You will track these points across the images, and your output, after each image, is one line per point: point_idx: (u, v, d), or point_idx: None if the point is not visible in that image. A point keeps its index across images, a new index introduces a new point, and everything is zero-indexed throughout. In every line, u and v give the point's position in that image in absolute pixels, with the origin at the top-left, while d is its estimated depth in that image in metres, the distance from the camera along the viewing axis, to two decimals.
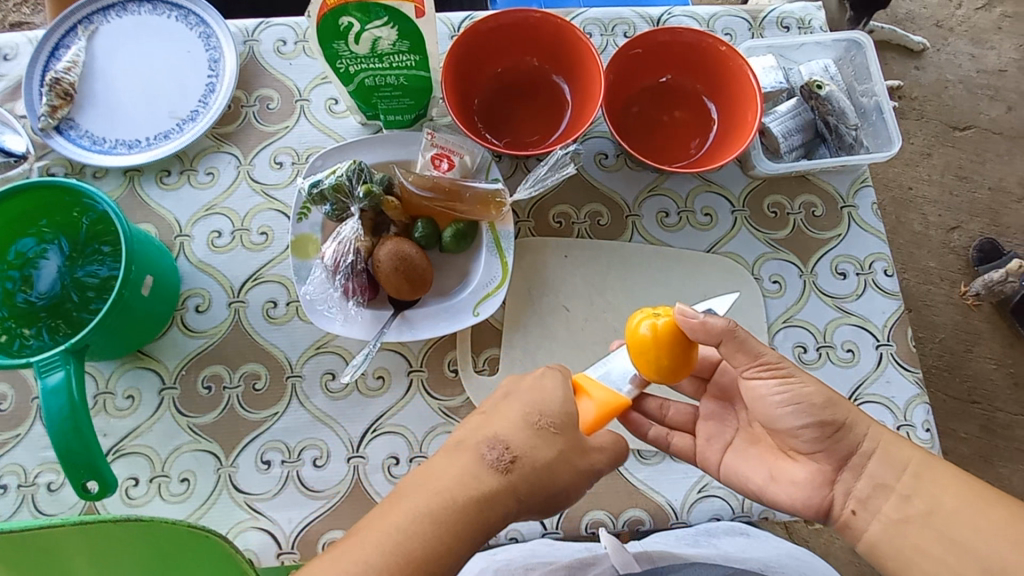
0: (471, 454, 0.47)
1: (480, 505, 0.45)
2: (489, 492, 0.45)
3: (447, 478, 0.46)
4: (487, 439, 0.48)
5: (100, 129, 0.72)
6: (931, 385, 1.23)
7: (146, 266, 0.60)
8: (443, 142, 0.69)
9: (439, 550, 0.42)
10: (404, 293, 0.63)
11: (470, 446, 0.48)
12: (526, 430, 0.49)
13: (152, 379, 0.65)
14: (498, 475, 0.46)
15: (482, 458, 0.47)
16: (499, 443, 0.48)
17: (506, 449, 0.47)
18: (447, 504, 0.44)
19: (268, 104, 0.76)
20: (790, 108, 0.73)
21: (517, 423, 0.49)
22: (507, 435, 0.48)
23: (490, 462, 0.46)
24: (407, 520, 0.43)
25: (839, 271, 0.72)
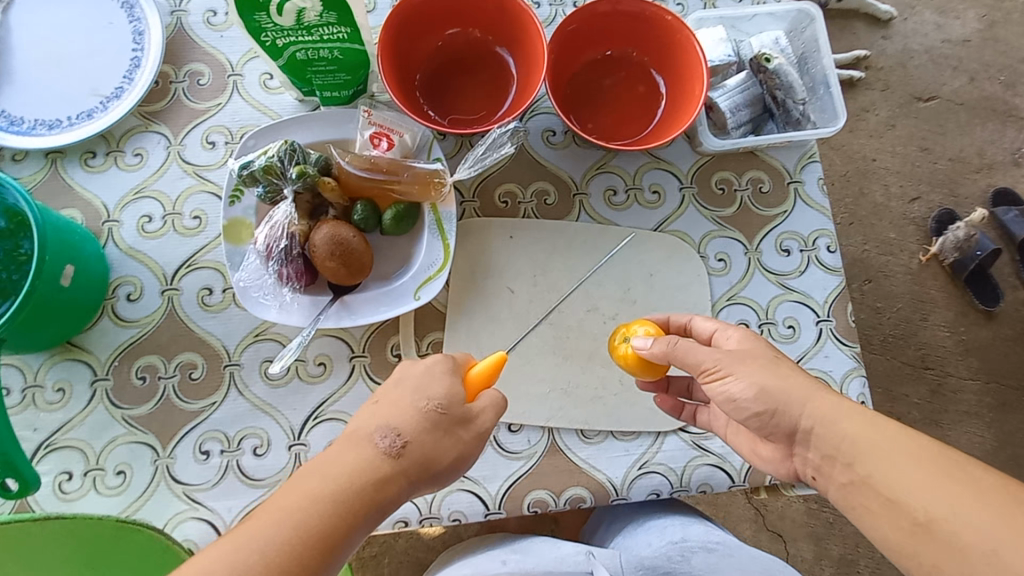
0: (364, 444, 0.48)
1: (369, 490, 0.45)
2: (383, 477, 0.46)
3: (335, 466, 0.46)
4: (378, 428, 0.48)
5: (17, 108, 0.68)
6: (886, 352, 1.27)
7: (65, 254, 0.58)
8: (381, 119, 0.66)
9: (319, 537, 0.43)
10: (342, 278, 0.62)
11: (364, 436, 0.48)
12: (415, 415, 0.49)
13: (83, 371, 0.63)
14: (389, 461, 0.47)
15: (374, 447, 0.47)
16: (391, 431, 0.48)
17: (398, 436, 0.48)
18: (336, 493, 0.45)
19: (199, 80, 0.72)
20: (739, 82, 0.72)
21: (407, 412, 0.49)
22: (398, 422, 0.49)
23: (381, 448, 0.47)
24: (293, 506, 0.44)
25: (783, 248, 0.72)
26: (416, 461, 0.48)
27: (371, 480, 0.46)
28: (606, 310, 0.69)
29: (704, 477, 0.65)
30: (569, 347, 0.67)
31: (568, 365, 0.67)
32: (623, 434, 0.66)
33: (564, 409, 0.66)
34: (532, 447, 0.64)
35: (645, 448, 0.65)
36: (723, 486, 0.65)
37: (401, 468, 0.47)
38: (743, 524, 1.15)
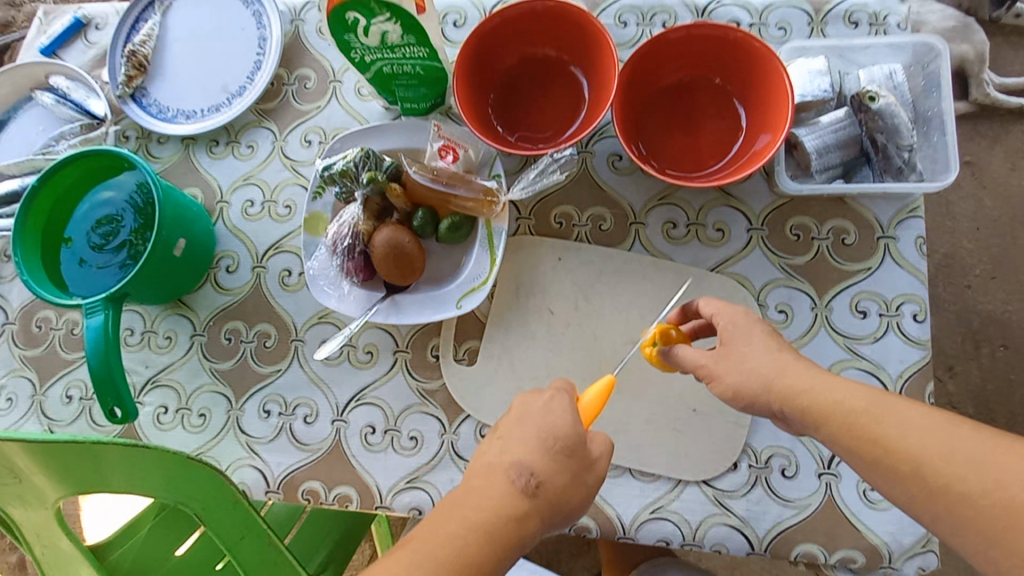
0: (501, 480, 0.52)
1: (511, 526, 0.49)
2: (524, 512, 0.51)
3: (482, 499, 0.51)
4: (513, 466, 0.52)
5: (165, 99, 0.82)
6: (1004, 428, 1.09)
7: (179, 229, 0.69)
8: (449, 134, 0.70)
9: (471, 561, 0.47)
10: (394, 278, 0.67)
11: (501, 471, 0.52)
12: (543, 454, 0.53)
13: (185, 324, 0.76)
14: (525, 498, 0.51)
15: (510, 483, 0.52)
16: (526, 469, 0.52)
17: (531, 475, 0.52)
18: (481, 523, 0.49)
19: (305, 83, 0.81)
20: (833, 120, 0.65)
21: (535, 451, 0.53)
22: (529, 462, 0.52)
23: (518, 485, 0.51)
24: (453, 533, 0.48)
25: (858, 309, 0.65)
26: (546, 500, 0.52)
27: (510, 517, 0.50)
28: None
29: (720, 537, 0.62)
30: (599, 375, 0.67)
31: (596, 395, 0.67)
32: (642, 474, 0.65)
33: None
34: None
35: (662, 493, 0.64)
36: (740, 550, 0.62)
37: (535, 505, 0.51)
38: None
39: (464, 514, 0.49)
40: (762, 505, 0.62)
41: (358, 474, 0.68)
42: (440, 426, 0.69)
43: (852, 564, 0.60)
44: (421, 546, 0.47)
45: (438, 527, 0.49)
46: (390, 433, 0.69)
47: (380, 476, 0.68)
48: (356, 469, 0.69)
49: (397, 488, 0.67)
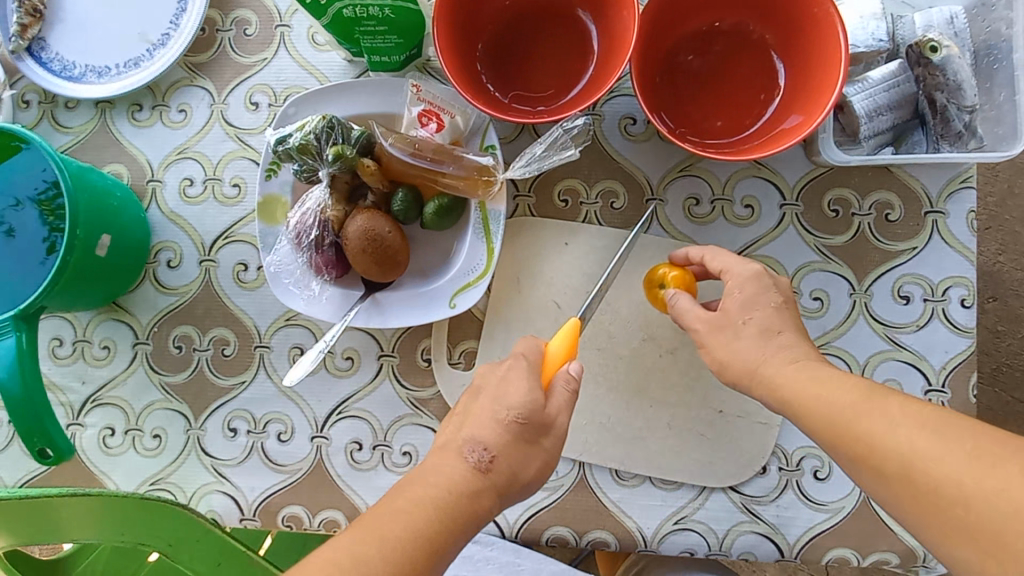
0: (453, 457, 0.44)
1: (464, 504, 0.42)
2: (474, 491, 0.42)
3: (432, 476, 0.43)
4: (465, 441, 0.45)
5: (70, 52, 0.65)
6: (995, 384, 0.95)
7: (100, 223, 0.56)
8: (431, 96, 0.58)
9: (420, 538, 0.39)
10: (373, 275, 0.57)
11: (452, 450, 0.45)
12: (495, 427, 0.45)
13: (125, 331, 0.64)
14: (477, 475, 0.43)
15: (461, 459, 0.44)
16: (479, 444, 0.44)
17: (486, 449, 0.44)
18: (429, 501, 0.41)
19: (245, 29, 0.66)
20: (886, 76, 0.56)
21: (488, 422, 0.45)
22: (484, 435, 0.45)
23: (470, 464, 0.43)
24: (399, 508, 0.40)
25: (902, 294, 0.59)
26: (502, 476, 0.44)
27: (463, 497, 0.42)
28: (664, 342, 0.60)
29: (748, 545, 0.58)
30: (615, 377, 0.60)
31: (609, 400, 0.60)
32: (663, 482, 0.59)
33: (598, 444, 0.59)
34: (560, 479, 0.59)
35: (686, 502, 0.59)
36: (769, 557, 0.58)
37: (491, 484, 0.43)
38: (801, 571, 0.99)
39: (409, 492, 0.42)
40: (793, 511, 0.58)
41: (345, 496, 0.61)
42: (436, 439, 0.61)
43: (886, 566, 0.57)
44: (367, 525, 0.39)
45: (385, 505, 0.41)
46: (380, 449, 0.61)
47: (369, 496, 0.60)
48: (342, 489, 0.61)
49: None
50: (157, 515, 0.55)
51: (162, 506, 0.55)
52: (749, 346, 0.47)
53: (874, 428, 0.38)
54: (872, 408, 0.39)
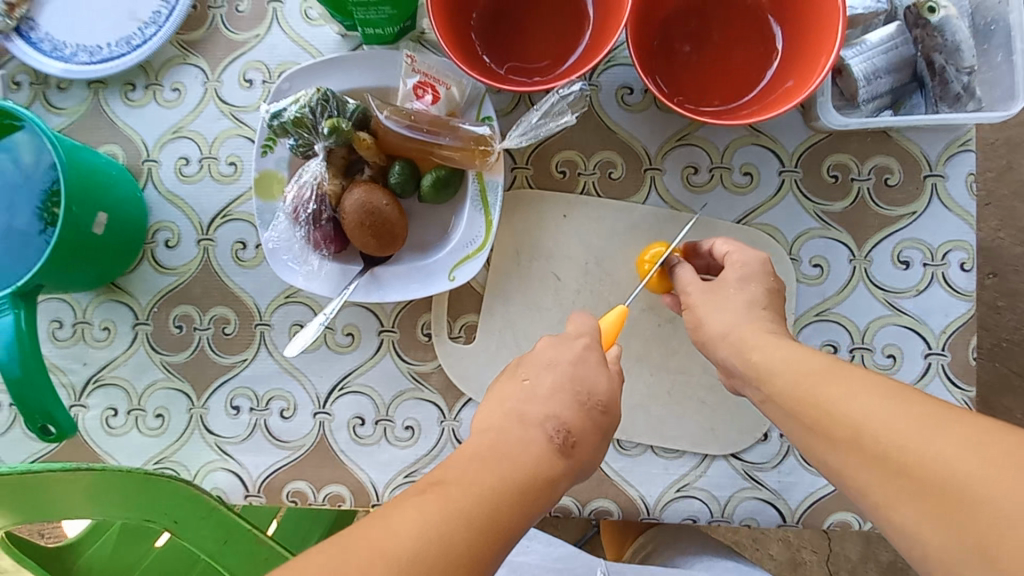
0: (535, 431, 0.41)
1: (537, 479, 0.38)
2: (554, 477, 0.39)
3: (512, 449, 0.39)
4: (548, 417, 0.41)
5: (60, 32, 0.65)
6: (994, 358, 0.95)
7: (96, 202, 0.56)
8: (426, 67, 0.58)
9: (499, 525, 0.35)
10: (372, 249, 0.57)
11: (533, 423, 0.41)
12: (577, 407, 0.43)
13: (125, 312, 0.64)
14: (560, 459, 0.40)
15: (545, 437, 0.41)
16: (562, 425, 0.41)
17: (570, 432, 0.41)
18: (513, 479, 0.37)
19: (237, 6, 0.65)
20: (884, 39, 0.55)
21: (569, 402, 0.43)
22: (567, 415, 0.42)
23: (553, 443, 0.40)
24: (482, 485, 0.36)
25: (901, 259, 0.59)
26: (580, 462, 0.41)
27: (544, 481, 0.39)
28: (662, 312, 0.60)
29: (750, 511, 0.58)
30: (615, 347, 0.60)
31: None
32: (665, 450, 0.59)
33: None
34: None
35: (687, 470, 0.59)
36: (769, 523, 0.58)
37: (569, 468, 0.41)
38: (805, 549, 1.00)
39: (491, 467, 0.38)
40: (793, 476, 0.58)
41: (348, 471, 0.61)
42: (438, 413, 0.61)
43: None
44: (450, 494, 0.35)
45: (469, 476, 0.37)
46: (382, 424, 0.61)
47: (373, 471, 0.61)
48: (345, 465, 0.61)
49: (394, 484, 0.60)
50: (157, 493, 0.55)
51: (162, 485, 0.55)
52: (746, 301, 0.48)
53: (831, 396, 0.38)
54: (836, 375, 0.39)
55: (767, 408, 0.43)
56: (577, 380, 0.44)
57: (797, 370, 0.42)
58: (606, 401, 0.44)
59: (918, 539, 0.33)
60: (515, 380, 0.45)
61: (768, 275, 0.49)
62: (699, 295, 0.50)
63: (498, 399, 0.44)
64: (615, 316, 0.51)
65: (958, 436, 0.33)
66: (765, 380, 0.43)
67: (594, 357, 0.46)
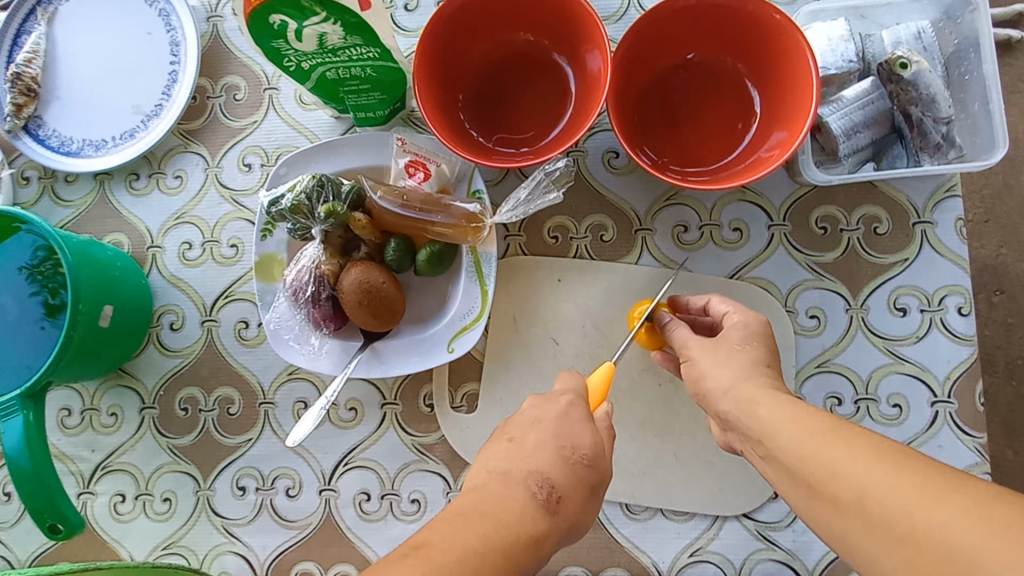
0: (519, 488, 0.40)
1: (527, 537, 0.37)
2: (542, 536, 0.38)
3: (492, 505, 0.38)
4: (531, 474, 0.41)
5: (67, 128, 0.68)
6: (1012, 379, 0.93)
7: (103, 295, 0.57)
8: (417, 148, 0.60)
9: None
10: (371, 326, 0.57)
11: (517, 480, 0.40)
12: (559, 461, 0.42)
13: (132, 397, 0.65)
14: (545, 516, 0.39)
15: (529, 495, 0.40)
16: (546, 481, 0.41)
17: (554, 487, 0.41)
18: (501, 533, 0.36)
19: (235, 94, 0.68)
20: (859, 94, 0.57)
21: (552, 457, 0.42)
22: (552, 471, 0.41)
23: (537, 499, 0.39)
24: (465, 544, 0.34)
25: (898, 306, 0.59)
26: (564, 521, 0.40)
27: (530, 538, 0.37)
28: (662, 371, 0.60)
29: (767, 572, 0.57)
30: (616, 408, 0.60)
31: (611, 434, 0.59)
32: (675, 513, 0.58)
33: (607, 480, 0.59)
34: None
35: (700, 533, 0.58)
36: None
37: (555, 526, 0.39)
38: None
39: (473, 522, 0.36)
40: (809, 535, 0.57)
41: (356, 548, 0.60)
42: (444, 484, 0.61)
43: None
44: (433, 554, 0.33)
45: (448, 534, 0.35)
46: (388, 498, 0.61)
47: (381, 548, 0.60)
48: (353, 542, 0.60)
49: None
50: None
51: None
52: (749, 360, 0.47)
53: (834, 461, 0.37)
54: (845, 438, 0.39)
55: (770, 465, 0.42)
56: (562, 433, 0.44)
57: (800, 430, 0.40)
58: (590, 454, 0.44)
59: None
60: (502, 441, 0.44)
61: (767, 334, 0.49)
62: (700, 347, 0.49)
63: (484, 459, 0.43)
64: (601, 375, 0.51)
65: (960, 503, 0.31)
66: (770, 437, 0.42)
67: (578, 414, 0.46)
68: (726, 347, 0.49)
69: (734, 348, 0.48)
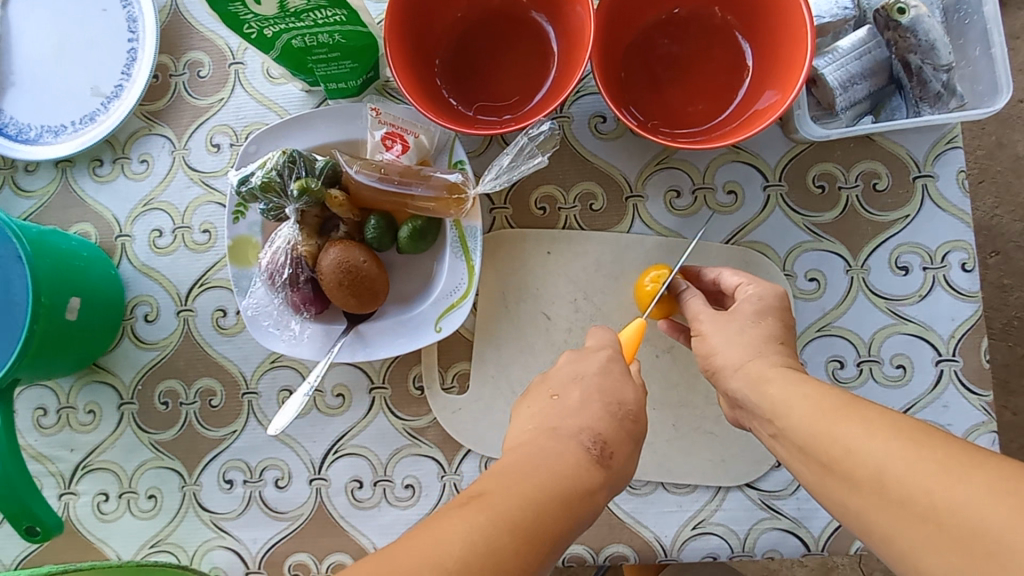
0: (568, 443, 0.38)
1: (576, 490, 0.35)
2: (591, 486, 0.36)
3: (547, 460, 0.37)
4: (582, 427, 0.39)
5: (23, 114, 0.64)
6: (1009, 338, 0.92)
7: (69, 286, 0.54)
8: (392, 118, 0.57)
9: (544, 536, 0.33)
10: (353, 307, 0.55)
11: (566, 434, 0.38)
12: (607, 416, 0.40)
13: (109, 393, 0.62)
14: (596, 469, 0.37)
15: (582, 448, 0.38)
16: (597, 434, 0.39)
17: (605, 441, 0.39)
18: (553, 490, 0.35)
19: (199, 71, 0.64)
20: (856, 44, 0.54)
21: (600, 412, 0.40)
22: (602, 425, 0.39)
23: (588, 450, 0.38)
24: (524, 493, 0.34)
25: (900, 265, 0.57)
26: (619, 471, 0.39)
27: (580, 488, 0.36)
28: (659, 342, 0.58)
29: (772, 542, 0.56)
30: None
31: None
32: (676, 486, 0.57)
33: None
34: None
35: (702, 505, 0.56)
36: (794, 553, 0.55)
37: (607, 479, 0.38)
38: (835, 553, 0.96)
39: (527, 475, 0.35)
40: (813, 503, 0.56)
41: (351, 537, 0.58)
42: (438, 467, 0.59)
43: None
44: (490, 506, 0.33)
45: (506, 484, 0.34)
46: (381, 485, 0.59)
47: (376, 535, 0.58)
48: (347, 531, 0.59)
49: None
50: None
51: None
52: (763, 336, 0.46)
53: (848, 438, 0.36)
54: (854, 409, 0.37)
55: (782, 445, 0.41)
56: (607, 390, 0.42)
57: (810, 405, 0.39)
58: (636, 410, 0.42)
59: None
60: (543, 397, 0.43)
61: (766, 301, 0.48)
62: None
63: (529, 415, 0.42)
64: (634, 328, 0.49)
65: (986, 479, 0.30)
66: (782, 418, 0.40)
67: (618, 368, 0.44)
68: (738, 323, 0.47)
69: (746, 320, 0.47)
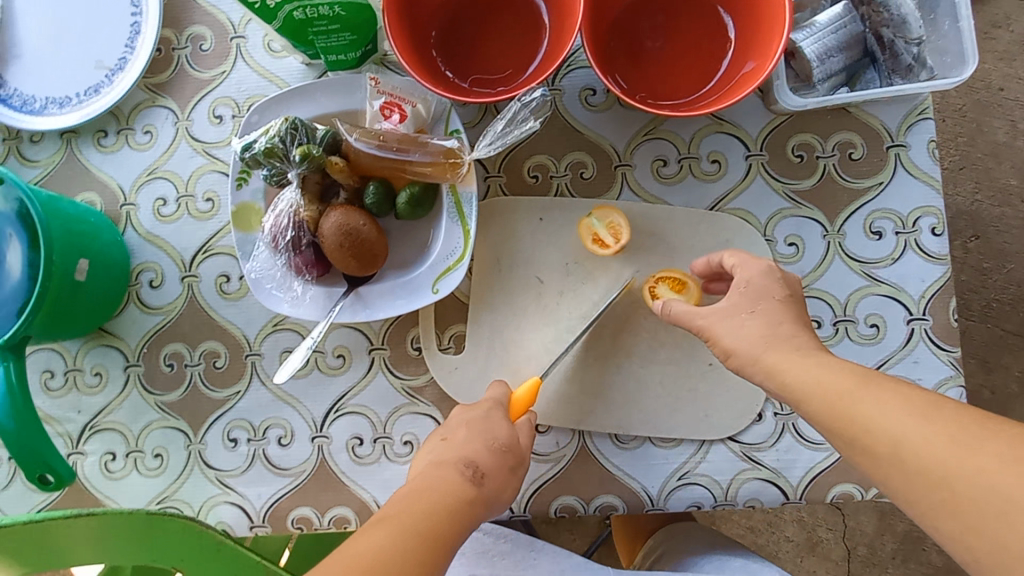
0: (449, 469, 0.48)
1: (462, 512, 0.44)
2: (469, 504, 0.46)
3: (437, 486, 0.46)
4: (459, 458, 0.48)
5: (28, 86, 0.66)
6: (987, 318, 0.95)
7: (77, 249, 0.56)
8: (390, 88, 0.59)
9: (439, 539, 0.42)
10: (353, 270, 0.57)
11: (449, 464, 0.48)
12: (489, 451, 0.50)
13: (116, 356, 0.64)
14: (472, 487, 0.47)
15: (459, 473, 0.47)
16: (472, 462, 0.49)
17: (478, 466, 0.48)
18: (438, 505, 0.44)
19: (201, 45, 0.66)
20: (832, 18, 0.57)
21: (480, 447, 0.50)
22: (476, 455, 0.49)
23: (463, 476, 0.47)
24: (423, 508, 0.43)
25: (873, 230, 0.60)
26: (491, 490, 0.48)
27: (461, 503, 0.45)
28: (647, 305, 0.60)
29: (753, 491, 0.59)
30: (602, 342, 0.60)
31: (597, 367, 0.60)
32: (663, 440, 0.60)
33: (595, 412, 0.60)
34: (562, 450, 0.60)
35: (687, 457, 0.59)
36: (773, 502, 0.58)
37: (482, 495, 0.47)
38: (820, 528, 1.00)
39: (421, 498, 0.44)
40: (793, 454, 0.59)
41: (352, 492, 0.61)
42: (435, 425, 0.61)
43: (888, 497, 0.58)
44: (395, 520, 0.42)
45: (408, 503, 0.44)
46: (381, 441, 0.61)
47: (376, 489, 0.61)
48: (348, 486, 0.61)
49: None
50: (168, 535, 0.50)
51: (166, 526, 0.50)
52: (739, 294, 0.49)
53: (866, 407, 0.40)
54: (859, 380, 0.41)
55: None
56: (486, 430, 0.52)
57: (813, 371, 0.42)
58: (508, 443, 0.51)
59: (970, 548, 0.35)
60: (437, 440, 0.53)
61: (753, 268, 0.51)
62: None
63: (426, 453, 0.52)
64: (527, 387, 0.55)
65: (997, 451, 0.35)
66: None
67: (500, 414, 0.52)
68: None
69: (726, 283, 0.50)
